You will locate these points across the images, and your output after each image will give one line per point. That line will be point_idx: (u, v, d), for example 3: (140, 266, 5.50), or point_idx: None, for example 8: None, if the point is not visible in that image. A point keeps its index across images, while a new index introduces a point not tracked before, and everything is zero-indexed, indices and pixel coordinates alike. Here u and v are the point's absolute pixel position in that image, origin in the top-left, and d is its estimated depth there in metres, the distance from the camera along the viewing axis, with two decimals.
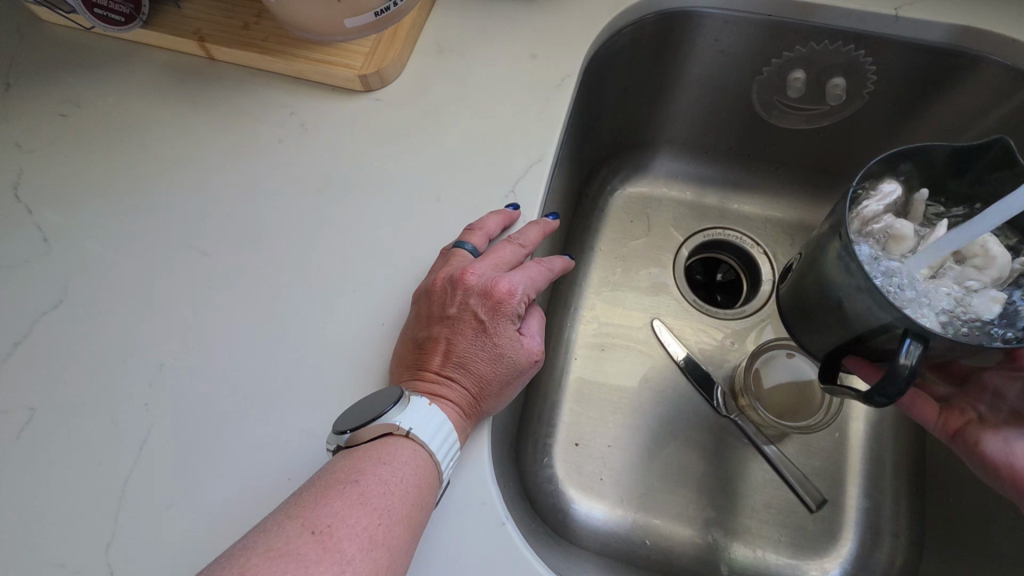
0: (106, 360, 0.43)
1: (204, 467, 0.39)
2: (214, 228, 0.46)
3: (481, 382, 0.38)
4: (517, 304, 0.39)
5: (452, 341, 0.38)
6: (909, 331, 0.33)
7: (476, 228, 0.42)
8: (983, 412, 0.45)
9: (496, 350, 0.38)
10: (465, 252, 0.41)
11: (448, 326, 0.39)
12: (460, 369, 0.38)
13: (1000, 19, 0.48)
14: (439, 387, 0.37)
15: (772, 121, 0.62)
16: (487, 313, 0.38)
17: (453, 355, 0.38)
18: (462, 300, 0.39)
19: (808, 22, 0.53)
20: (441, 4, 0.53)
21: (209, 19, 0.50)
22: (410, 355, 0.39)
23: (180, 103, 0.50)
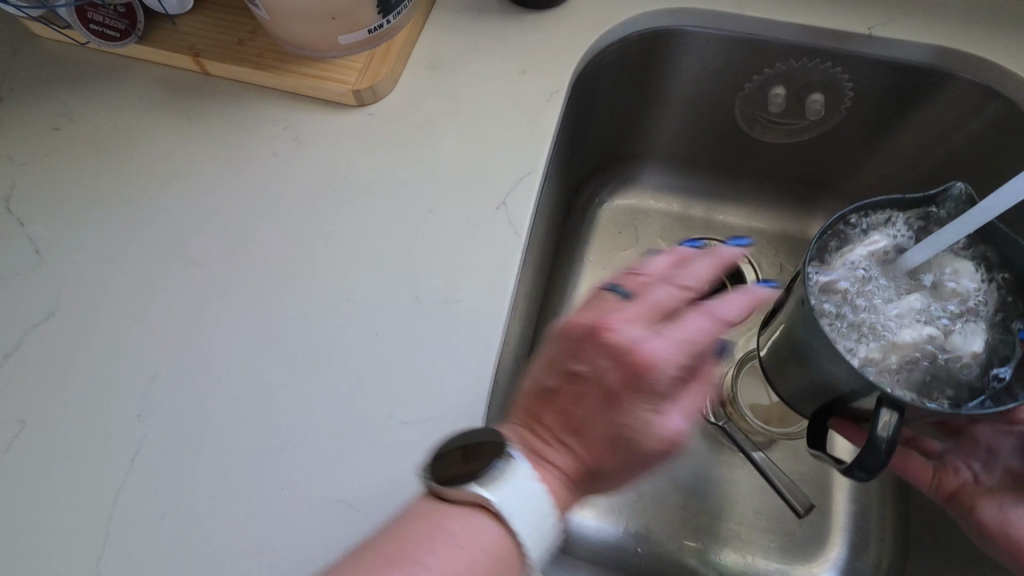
0: (97, 371, 0.43)
1: (194, 480, 0.39)
2: (207, 240, 0.46)
3: (595, 459, 0.35)
4: (662, 378, 0.33)
5: (549, 408, 0.36)
6: (882, 402, 0.35)
7: (646, 270, 0.37)
8: (978, 471, 0.45)
9: (699, 427, 0.34)
10: (619, 296, 0.36)
11: (611, 393, 0.34)
12: (564, 446, 0.35)
13: (968, 38, 0.50)
14: (552, 454, 0.35)
15: (754, 135, 0.64)
16: (626, 384, 0.33)
17: (649, 421, 0.35)
18: (560, 364, 0.35)
19: (786, 41, 0.55)
20: (433, 20, 0.54)
21: (203, 35, 0.51)
22: (529, 407, 0.37)
23: (174, 117, 0.51)
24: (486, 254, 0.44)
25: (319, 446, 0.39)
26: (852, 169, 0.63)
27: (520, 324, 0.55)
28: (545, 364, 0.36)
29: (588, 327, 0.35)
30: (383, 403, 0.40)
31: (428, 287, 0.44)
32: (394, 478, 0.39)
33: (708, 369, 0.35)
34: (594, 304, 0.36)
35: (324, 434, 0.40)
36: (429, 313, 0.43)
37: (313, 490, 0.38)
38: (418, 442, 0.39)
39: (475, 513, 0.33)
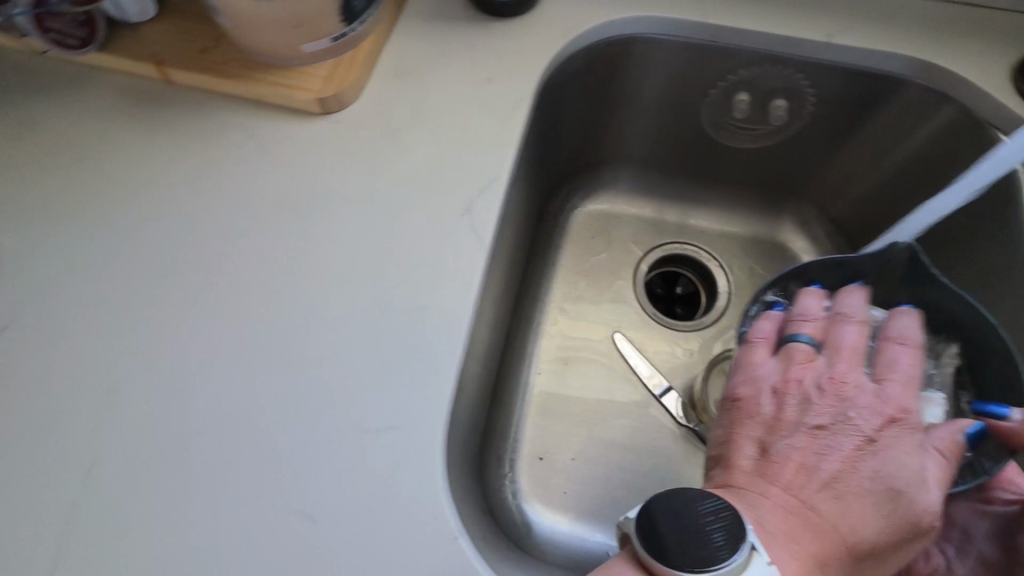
0: (54, 384, 0.42)
1: (152, 494, 0.39)
2: (168, 250, 0.46)
3: (894, 501, 0.39)
4: (888, 409, 0.42)
5: (790, 461, 0.41)
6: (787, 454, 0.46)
7: (804, 319, 0.46)
8: (950, 556, 0.46)
9: (916, 477, 0.39)
10: (805, 345, 0.45)
11: (831, 444, 0.41)
12: (837, 497, 0.39)
13: (921, 46, 0.52)
14: (792, 501, 0.39)
15: (722, 140, 0.65)
16: (833, 421, 0.42)
17: (846, 475, 0.40)
18: (800, 424, 0.42)
19: (748, 47, 0.55)
20: (400, 26, 0.54)
21: (166, 43, 0.50)
22: (758, 463, 0.42)
23: (136, 126, 0.51)
24: (451, 261, 0.45)
25: (282, 456, 0.39)
26: (816, 172, 0.65)
27: (489, 329, 0.55)
28: (783, 420, 0.43)
29: (804, 387, 0.43)
30: (347, 412, 0.40)
31: (391, 294, 0.44)
32: (356, 487, 0.39)
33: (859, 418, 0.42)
34: (792, 362, 0.45)
35: (286, 444, 0.40)
36: (393, 320, 0.43)
37: (275, 501, 0.38)
38: (382, 450, 0.39)
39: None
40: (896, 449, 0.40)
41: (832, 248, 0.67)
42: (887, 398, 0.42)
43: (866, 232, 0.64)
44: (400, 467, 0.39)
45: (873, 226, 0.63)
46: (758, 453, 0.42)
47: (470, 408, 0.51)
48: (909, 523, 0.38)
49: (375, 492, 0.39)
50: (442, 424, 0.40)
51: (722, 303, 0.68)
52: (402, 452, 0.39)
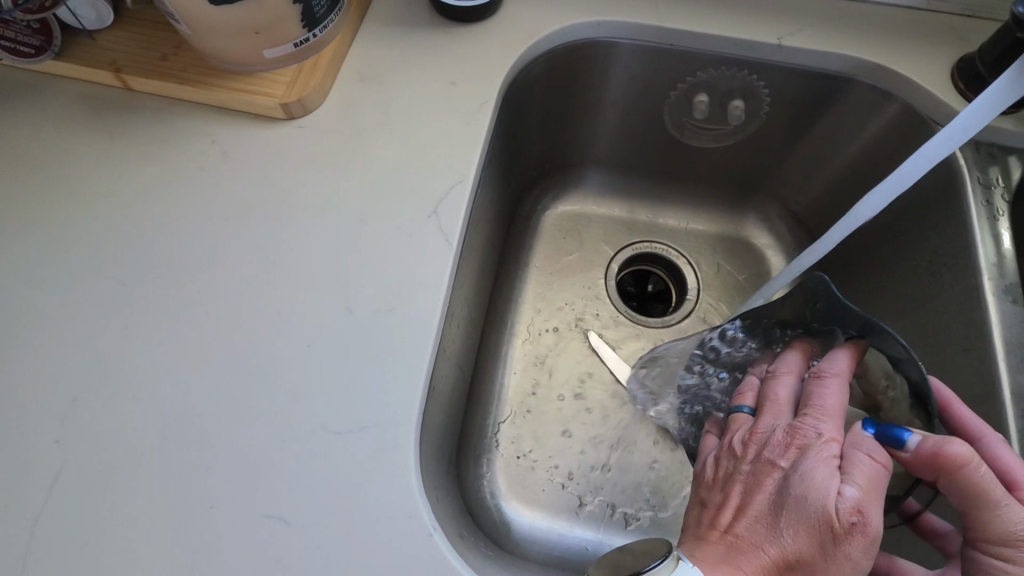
0: (12, 397, 0.41)
1: (117, 506, 0.38)
2: (130, 257, 0.45)
3: (819, 526, 0.36)
4: (808, 439, 0.39)
5: (721, 508, 0.40)
6: None
7: (744, 391, 0.47)
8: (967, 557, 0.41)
9: (826, 486, 0.37)
10: (745, 414, 0.45)
11: (751, 480, 0.40)
12: (760, 528, 0.38)
13: (867, 47, 0.54)
14: (719, 547, 0.38)
15: (684, 140, 0.67)
16: (759, 465, 0.40)
17: (763, 505, 0.39)
18: (728, 475, 0.42)
19: (705, 51, 0.57)
20: (363, 32, 0.54)
21: (125, 50, 0.50)
22: (699, 516, 0.41)
23: (95, 133, 0.50)
24: (419, 261, 0.45)
25: (251, 461, 0.39)
26: (776, 169, 0.67)
27: (461, 330, 0.56)
28: (718, 477, 0.42)
29: (729, 444, 0.43)
30: (316, 416, 0.40)
31: (359, 296, 0.44)
32: (327, 490, 0.39)
33: (786, 453, 0.40)
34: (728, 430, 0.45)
35: (253, 450, 0.39)
36: (361, 322, 0.43)
37: (243, 508, 0.38)
38: (351, 452, 0.39)
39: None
40: (807, 463, 0.38)
41: (793, 242, 0.69)
42: (802, 424, 0.40)
43: (824, 226, 0.66)
44: (370, 469, 0.39)
45: (830, 220, 0.65)
46: (699, 511, 0.41)
47: (443, 408, 0.51)
48: (831, 530, 0.36)
49: (345, 494, 0.38)
50: (414, 424, 0.40)
51: (692, 298, 0.70)
52: (372, 453, 0.39)
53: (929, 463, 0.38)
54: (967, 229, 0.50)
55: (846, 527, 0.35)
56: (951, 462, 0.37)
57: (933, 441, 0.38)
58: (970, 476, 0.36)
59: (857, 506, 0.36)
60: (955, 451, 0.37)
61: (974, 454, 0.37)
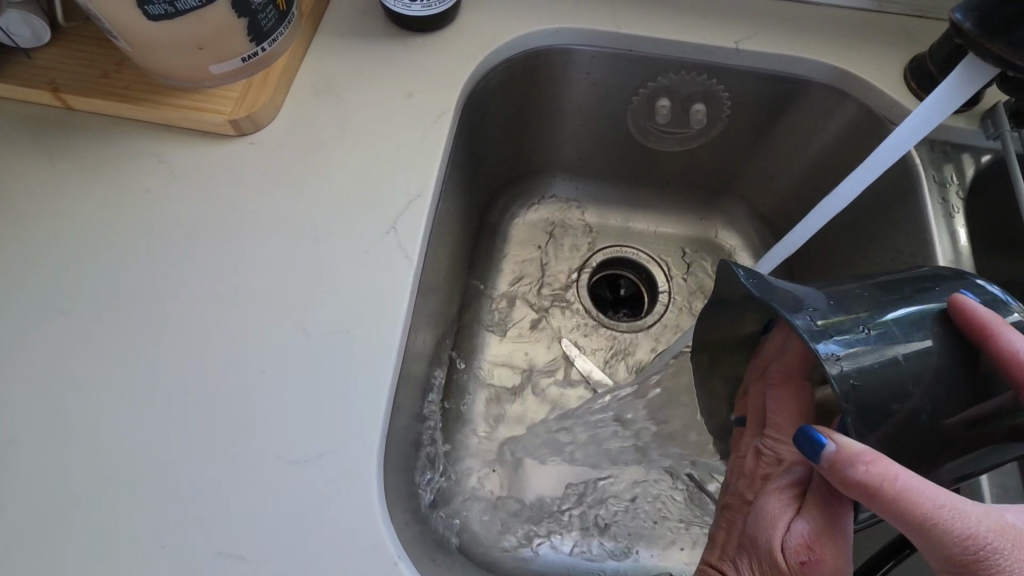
0: None
1: (68, 546, 0.37)
2: (74, 286, 0.43)
3: (771, 563, 0.36)
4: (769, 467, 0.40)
5: (710, 545, 0.42)
6: None
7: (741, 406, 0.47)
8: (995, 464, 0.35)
9: (777, 523, 0.37)
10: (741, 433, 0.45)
11: (735, 514, 0.41)
12: (729, 564, 0.39)
13: (822, 49, 0.54)
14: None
15: (649, 145, 0.66)
16: (735, 497, 0.41)
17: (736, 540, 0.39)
18: (721, 509, 0.42)
19: (663, 56, 0.57)
20: (317, 44, 0.53)
21: (64, 69, 0.48)
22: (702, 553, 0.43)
23: (34, 157, 0.48)
24: (377, 279, 0.44)
25: (205, 494, 0.38)
26: (740, 170, 0.67)
27: (428, 344, 0.54)
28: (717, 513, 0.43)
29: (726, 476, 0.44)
30: (272, 443, 0.39)
31: (316, 316, 0.42)
32: (283, 520, 0.37)
33: (755, 484, 0.40)
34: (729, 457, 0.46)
35: (207, 485, 0.38)
36: (318, 346, 0.42)
37: (196, 543, 0.37)
38: (307, 481, 0.38)
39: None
40: (764, 496, 0.38)
41: (760, 242, 0.69)
42: (767, 450, 0.40)
43: (789, 226, 0.66)
44: (328, 497, 0.38)
45: (793, 219, 0.65)
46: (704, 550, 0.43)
47: (411, 427, 0.50)
48: (779, 568, 0.35)
49: (304, 524, 0.37)
50: (376, 449, 0.39)
51: (663, 301, 0.70)
52: (330, 479, 0.38)
53: (837, 484, 0.33)
54: (923, 227, 0.51)
55: (795, 566, 0.35)
56: (858, 485, 0.32)
57: (841, 458, 0.32)
58: (884, 497, 0.31)
59: (808, 543, 0.35)
60: (859, 470, 0.31)
61: (888, 471, 0.31)
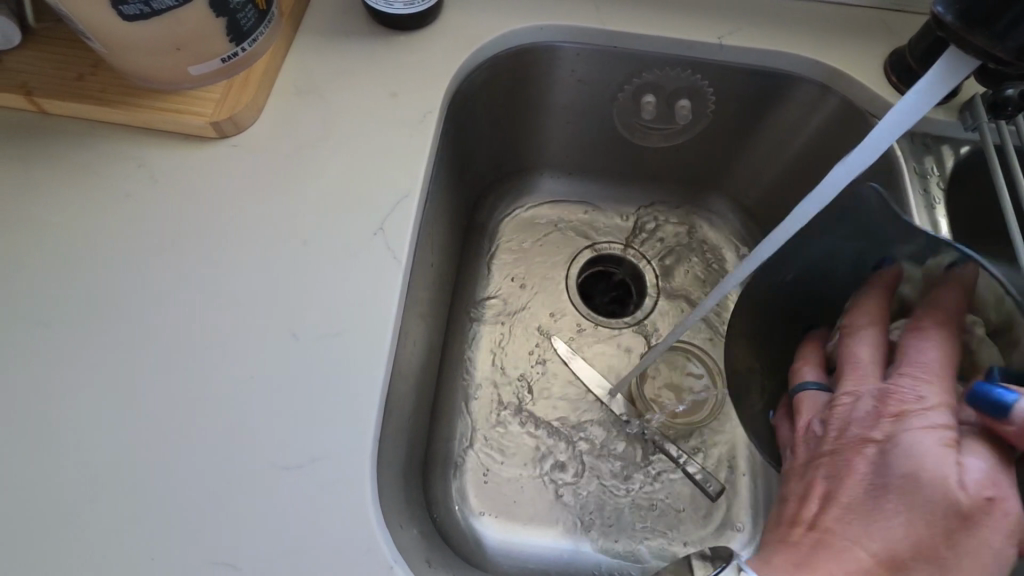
0: None
1: (56, 563, 0.36)
2: (56, 296, 0.42)
3: (926, 500, 0.37)
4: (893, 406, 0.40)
5: (813, 487, 0.43)
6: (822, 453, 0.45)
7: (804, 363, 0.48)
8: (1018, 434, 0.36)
9: (924, 460, 0.37)
10: (810, 390, 0.46)
11: (833, 476, 0.42)
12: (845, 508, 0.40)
13: (802, 43, 0.55)
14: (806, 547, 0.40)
15: (635, 141, 0.67)
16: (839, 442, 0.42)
17: (852, 486, 0.40)
18: (805, 475, 0.44)
19: (648, 52, 0.57)
20: (299, 44, 0.52)
21: (36, 72, 0.46)
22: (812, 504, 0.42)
23: (9, 162, 0.46)
24: (366, 283, 0.43)
25: (193, 506, 0.37)
26: (725, 166, 0.68)
27: (419, 345, 0.54)
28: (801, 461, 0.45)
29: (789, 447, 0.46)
30: (261, 450, 0.38)
31: (305, 321, 0.42)
32: (275, 530, 0.37)
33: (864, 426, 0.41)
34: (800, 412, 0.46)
35: (197, 494, 0.37)
36: (307, 349, 0.41)
37: (187, 556, 0.36)
38: (301, 487, 0.38)
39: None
40: (898, 439, 0.39)
41: (747, 236, 0.70)
42: (893, 389, 0.40)
43: (775, 219, 0.67)
44: (322, 503, 0.37)
45: (778, 212, 0.66)
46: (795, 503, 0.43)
47: (404, 430, 0.50)
48: (961, 511, 0.36)
49: (296, 533, 0.37)
50: (369, 452, 0.39)
51: (652, 297, 0.70)
52: (324, 485, 0.38)
53: None
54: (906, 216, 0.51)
55: (982, 504, 0.36)
56: None
57: None
58: None
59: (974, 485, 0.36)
60: None
61: None
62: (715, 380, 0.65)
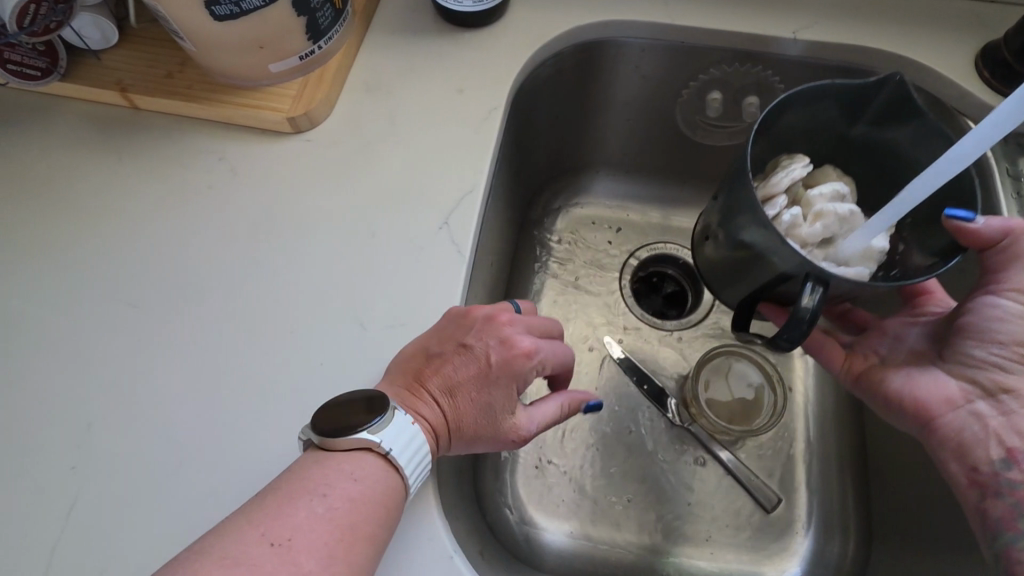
0: (41, 423, 0.41)
1: (138, 530, 0.38)
2: (143, 281, 0.45)
3: (460, 417, 0.38)
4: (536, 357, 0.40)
5: (451, 362, 0.39)
6: (810, 276, 0.37)
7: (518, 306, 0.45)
8: (885, 355, 0.47)
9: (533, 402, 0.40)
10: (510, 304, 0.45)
11: (468, 364, 0.39)
12: (450, 392, 0.38)
13: (885, 37, 0.52)
14: (425, 408, 0.37)
15: (698, 140, 0.64)
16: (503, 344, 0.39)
17: (469, 379, 0.38)
18: (456, 338, 0.39)
19: (717, 47, 0.56)
20: (369, 42, 0.53)
21: (131, 70, 0.50)
22: (423, 365, 0.39)
23: (103, 154, 0.50)
24: (429, 274, 0.44)
25: (262, 484, 0.39)
26: None
27: None
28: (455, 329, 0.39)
29: (454, 319, 0.40)
30: None
31: (372, 311, 0.43)
32: None
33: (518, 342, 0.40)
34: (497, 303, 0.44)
35: (267, 474, 0.39)
36: (374, 338, 0.42)
37: None
38: None
39: (392, 470, 0.35)
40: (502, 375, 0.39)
41: None
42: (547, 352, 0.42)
43: None
44: None
45: None
46: (430, 358, 0.39)
47: None
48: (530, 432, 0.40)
49: None
50: None
51: (709, 300, 0.68)
52: None
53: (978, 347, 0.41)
54: None
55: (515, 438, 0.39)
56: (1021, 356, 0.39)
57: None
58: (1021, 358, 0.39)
59: (564, 404, 0.43)
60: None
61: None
62: (773, 386, 0.62)
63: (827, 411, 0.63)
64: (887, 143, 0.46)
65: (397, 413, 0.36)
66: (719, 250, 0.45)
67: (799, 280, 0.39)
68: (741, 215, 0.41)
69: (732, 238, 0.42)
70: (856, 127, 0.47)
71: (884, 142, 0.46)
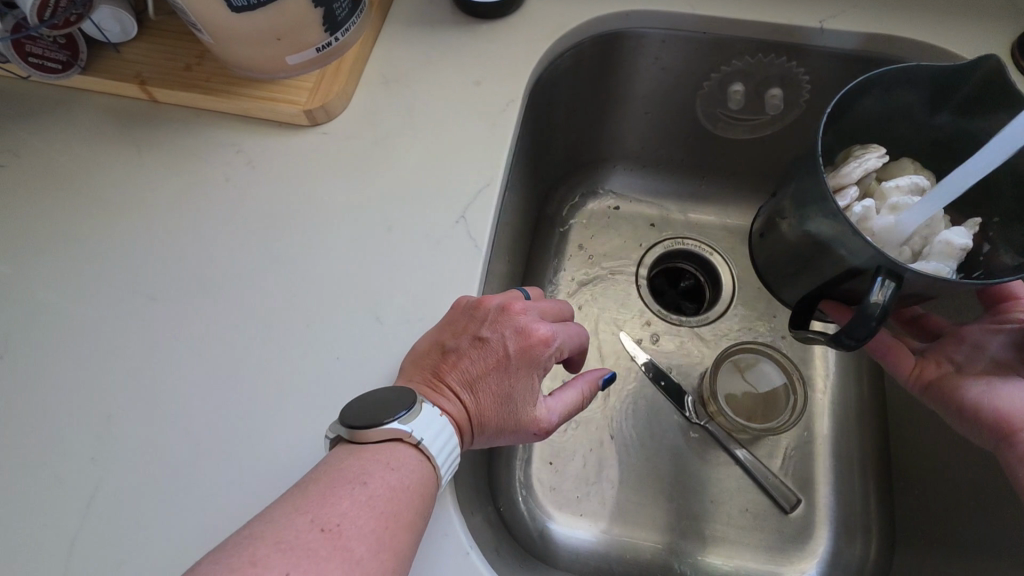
0: (64, 414, 0.42)
1: (156, 521, 0.39)
2: (162, 273, 0.45)
3: (483, 410, 0.37)
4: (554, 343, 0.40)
5: (467, 355, 0.38)
6: (881, 270, 0.35)
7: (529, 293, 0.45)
8: (961, 363, 0.44)
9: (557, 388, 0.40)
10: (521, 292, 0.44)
11: (485, 356, 0.38)
12: (472, 385, 0.38)
13: (916, 26, 0.51)
14: (446, 403, 0.37)
15: (718, 133, 0.64)
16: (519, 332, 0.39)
17: (489, 370, 0.38)
18: (470, 329, 0.39)
19: (741, 38, 0.55)
20: (386, 34, 0.53)
21: (150, 63, 0.50)
22: (439, 360, 0.38)
23: (123, 147, 0.50)
24: (446, 268, 0.44)
25: (278, 477, 0.39)
26: None
27: None
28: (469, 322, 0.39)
29: (466, 311, 0.40)
30: None
31: (389, 306, 0.43)
32: None
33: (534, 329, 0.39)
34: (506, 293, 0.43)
35: (283, 467, 0.39)
36: (391, 332, 0.42)
37: None
38: None
39: (426, 461, 0.35)
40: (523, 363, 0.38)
41: None
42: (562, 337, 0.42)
43: None
44: None
45: None
46: (447, 351, 0.39)
47: None
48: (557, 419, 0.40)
49: None
50: None
51: (727, 296, 0.66)
52: None
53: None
54: None
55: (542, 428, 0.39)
56: None
57: None
58: None
59: (585, 388, 0.42)
60: None
61: None
62: (794, 384, 0.60)
63: (849, 411, 0.62)
64: (964, 128, 0.44)
65: (424, 405, 0.36)
66: (785, 241, 0.44)
67: (870, 274, 0.37)
68: (810, 204, 0.40)
69: (800, 229, 0.41)
70: (938, 116, 0.45)
71: (969, 131, 0.44)
